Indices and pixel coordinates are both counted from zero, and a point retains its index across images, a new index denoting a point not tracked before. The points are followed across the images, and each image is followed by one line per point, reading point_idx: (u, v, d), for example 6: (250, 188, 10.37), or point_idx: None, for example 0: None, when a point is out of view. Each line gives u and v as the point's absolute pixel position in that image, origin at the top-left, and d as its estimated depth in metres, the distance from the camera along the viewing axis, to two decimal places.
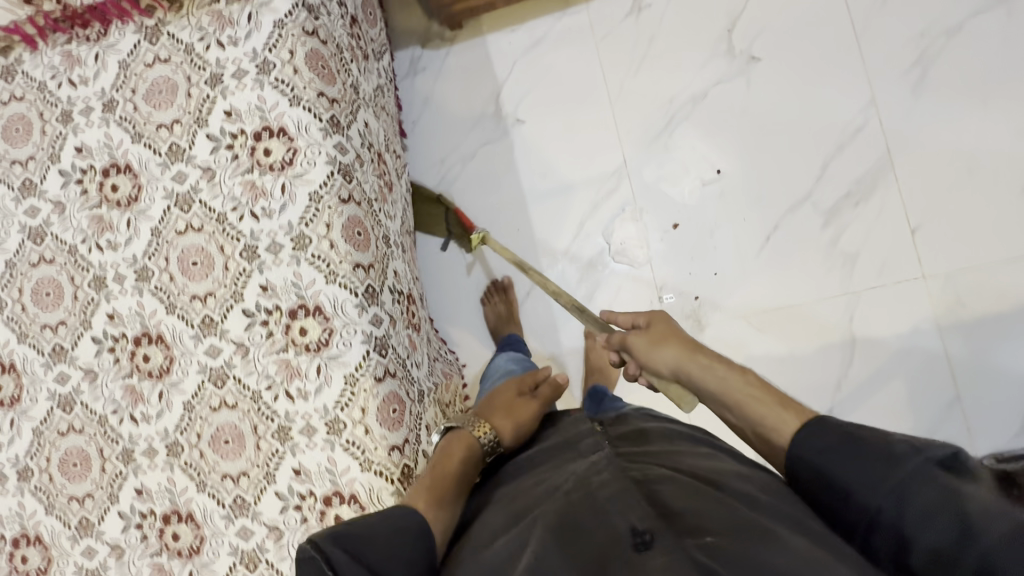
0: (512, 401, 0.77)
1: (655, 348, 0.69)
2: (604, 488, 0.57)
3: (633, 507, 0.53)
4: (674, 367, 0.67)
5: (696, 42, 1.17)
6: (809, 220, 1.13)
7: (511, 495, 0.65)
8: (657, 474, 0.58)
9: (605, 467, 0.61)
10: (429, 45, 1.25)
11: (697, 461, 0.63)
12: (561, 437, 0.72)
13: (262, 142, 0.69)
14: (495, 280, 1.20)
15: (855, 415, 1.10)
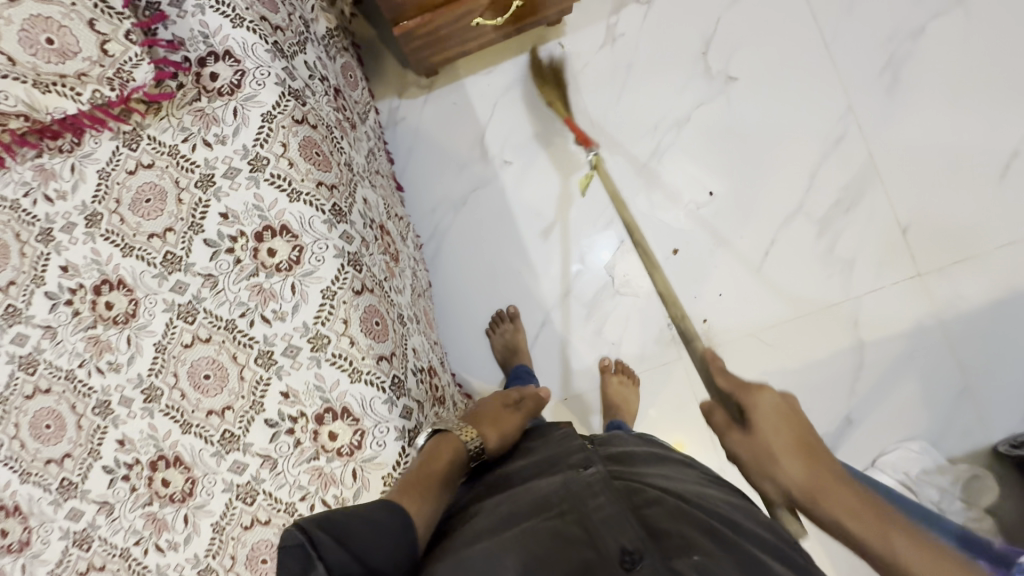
0: (497, 414, 0.73)
1: (770, 457, 0.60)
2: (601, 514, 0.53)
3: (624, 530, 0.51)
4: (792, 486, 0.58)
5: (673, 67, 1.18)
6: (805, 230, 1.15)
7: (496, 504, 0.59)
8: (647, 493, 0.56)
9: (602, 486, 0.57)
10: (406, 94, 1.23)
11: (692, 490, 0.60)
12: (549, 450, 0.66)
13: (264, 243, 0.66)
14: (501, 310, 1.17)
15: (872, 418, 1.12)
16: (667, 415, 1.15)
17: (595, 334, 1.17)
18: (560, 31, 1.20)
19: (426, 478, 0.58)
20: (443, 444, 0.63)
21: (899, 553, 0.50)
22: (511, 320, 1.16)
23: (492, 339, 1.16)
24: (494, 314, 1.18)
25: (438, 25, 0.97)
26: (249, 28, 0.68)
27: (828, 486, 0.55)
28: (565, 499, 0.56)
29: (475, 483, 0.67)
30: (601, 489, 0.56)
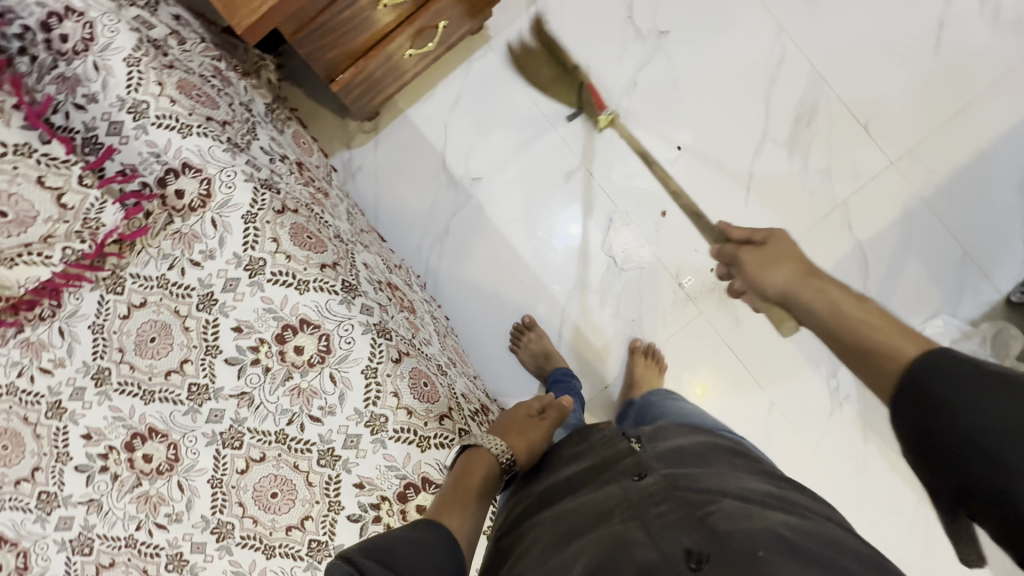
0: (523, 425, 0.73)
1: (766, 270, 0.70)
2: (662, 518, 0.55)
3: (687, 531, 0.52)
4: (782, 287, 0.68)
5: (605, 38, 1.18)
6: (777, 155, 1.17)
7: (556, 518, 0.60)
8: (707, 498, 0.56)
9: (659, 491, 0.58)
10: (354, 143, 1.20)
11: (744, 482, 0.61)
12: (597, 459, 0.66)
13: (288, 342, 0.64)
14: (518, 323, 1.17)
15: (892, 309, 1.16)
16: (707, 368, 1.17)
17: (615, 316, 1.18)
18: (485, 36, 1.20)
19: (463, 491, 0.59)
20: (473, 457, 0.62)
21: (876, 332, 0.55)
22: (531, 329, 1.15)
23: (519, 353, 1.15)
24: (512, 329, 1.17)
25: (374, 68, 0.93)
26: (199, 133, 0.65)
27: (816, 280, 0.65)
28: (627, 510, 0.57)
29: (526, 496, 0.68)
30: (663, 496, 0.57)
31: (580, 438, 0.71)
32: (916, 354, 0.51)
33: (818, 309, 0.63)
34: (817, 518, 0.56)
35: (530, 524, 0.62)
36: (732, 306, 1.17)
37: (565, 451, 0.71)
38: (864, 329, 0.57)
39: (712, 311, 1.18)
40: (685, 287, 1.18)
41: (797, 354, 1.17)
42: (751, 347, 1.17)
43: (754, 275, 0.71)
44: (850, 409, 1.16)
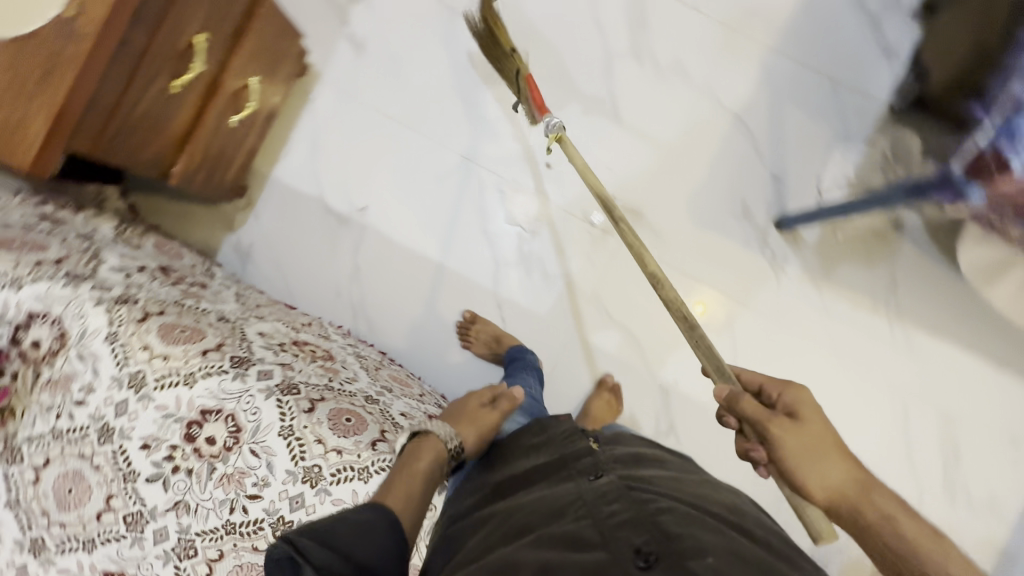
0: (472, 413, 0.81)
1: (812, 458, 0.58)
2: (614, 517, 0.56)
3: (638, 530, 0.54)
4: (832, 487, 0.56)
5: (424, 29, 1.19)
6: (626, 67, 1.19)
7: (511, 511, 0.63)
8: (659, 504, 0.59)
9: (613, 492, 0.60)
10: (235, 224, 1.19)
11: (695, 493, 0.65)
12: (552, 457, 0.71)
13: (199, 436, 0.63)
14: (460, 321, 1.17)
15: (790, 163, 1.18)
16: (648, 288, 1.19)
17: (545, 277, 1.19)
18: (314, 73, 1.20)
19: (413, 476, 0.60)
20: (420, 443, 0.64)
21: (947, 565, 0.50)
22: (473, 323, 1.16)
23: (472, 347, 1.14)
24: (457, 327, 1.17)
25: (203, 148, 0.92)
26: (34, 280, 0.64)
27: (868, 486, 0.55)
28: (580, 506, 0.59)
29: (486, 488, 0.71)
30: (615, 496, 0.60)
31: (541, 433, 0.76)
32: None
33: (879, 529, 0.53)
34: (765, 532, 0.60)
35: (486, 514, 0.65)
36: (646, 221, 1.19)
37: (525, 445, 0.76)
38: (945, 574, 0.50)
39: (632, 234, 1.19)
40: (597, 223, 1.19)
41: (725, 239, 1.19)
42: (679, 252, 1.19)
43: (794, 463, 0.58)
44: (793, 270, 1.19)
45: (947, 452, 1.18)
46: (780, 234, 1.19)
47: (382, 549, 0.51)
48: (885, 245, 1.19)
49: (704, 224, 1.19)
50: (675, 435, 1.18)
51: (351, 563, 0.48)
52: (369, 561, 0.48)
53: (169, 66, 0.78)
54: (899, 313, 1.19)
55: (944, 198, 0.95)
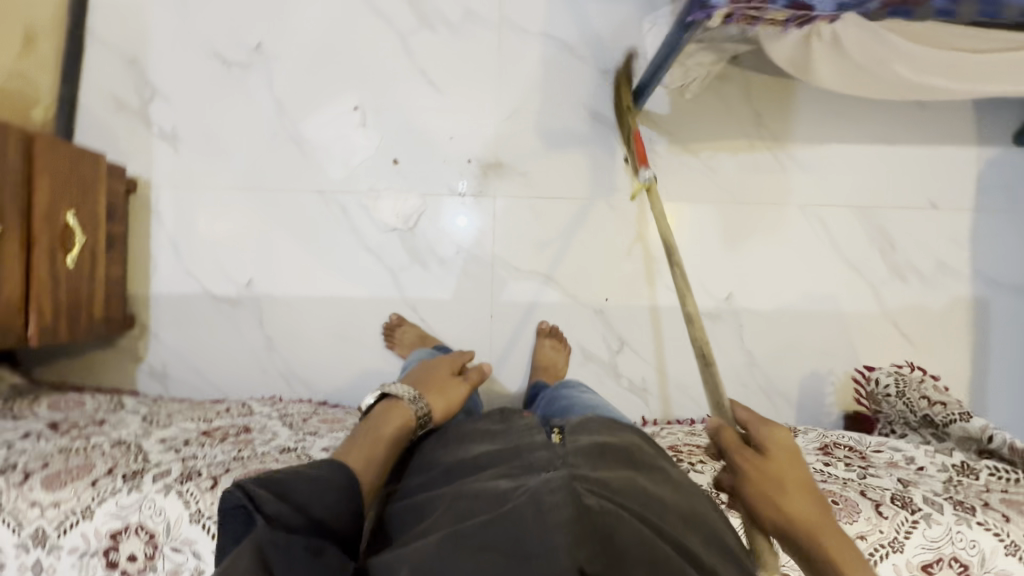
0: (444, 382, 0.86)
1: (779, 496, 0.55)
2: (555, 517, 0.50)
3: (586, 544, 0.48)
4: (784, 523, 0.54)
5: (226, 94, 1.19)
6: (424, 39, 1.19)
7: (452, 501, 0.59)
8: (609, 509, 0.53)
9: (559, 483, 0.54)
10: (140, 352, 1.18)
11: (647, 491, 0.59)
12: (511, 444, 0.69)
13: (120, 558, 0.65)
14: (386, 324, 1.17)
15: (613, 51, 1.19)
16: (540, 227, 1.18)
17: (443, 263, 1.18)
18: (145, 182, 1.19)
19: (376, 443, 0.70)
20: (391, 409, 0.75)
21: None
22: (400, 324, 1.17)
23: (398, 351, 1.15)
24: (383, 330, 1.17)
25: (50, 298, 0.92)
26: None
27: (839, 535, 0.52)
28: (523, 494, 0.55)
29: (431, 470, 0.69)
30: (560, 487, 0.54)
31: (503, 423, 0.76)
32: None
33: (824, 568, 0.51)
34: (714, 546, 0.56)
35: (426, 501, 0.62)
36: (508, 168, 1.19)
37: (475, 431, 0.75)
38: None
39: (502, 187, 1.19)
40: (465, 192, 1.18)
41: (588, 149, 1.19)
42: (552, 180, 1.19)
43: (752, 499, 0.57)
44: (662, 147, 1.19)
45: (881, 241, 1.18)
46: (635, 121, 1.18)
47: (333, 502, 0.56)
48: (733, 84, 1.18)
49: (562, 146, 1.19)
50: (628, 348, 1.18)
51: (303, 514, 0.54)
52: (321, 515, 0.55)
53: None
54: (776, 139, 1.19)
55: (695, 18, 0.76)
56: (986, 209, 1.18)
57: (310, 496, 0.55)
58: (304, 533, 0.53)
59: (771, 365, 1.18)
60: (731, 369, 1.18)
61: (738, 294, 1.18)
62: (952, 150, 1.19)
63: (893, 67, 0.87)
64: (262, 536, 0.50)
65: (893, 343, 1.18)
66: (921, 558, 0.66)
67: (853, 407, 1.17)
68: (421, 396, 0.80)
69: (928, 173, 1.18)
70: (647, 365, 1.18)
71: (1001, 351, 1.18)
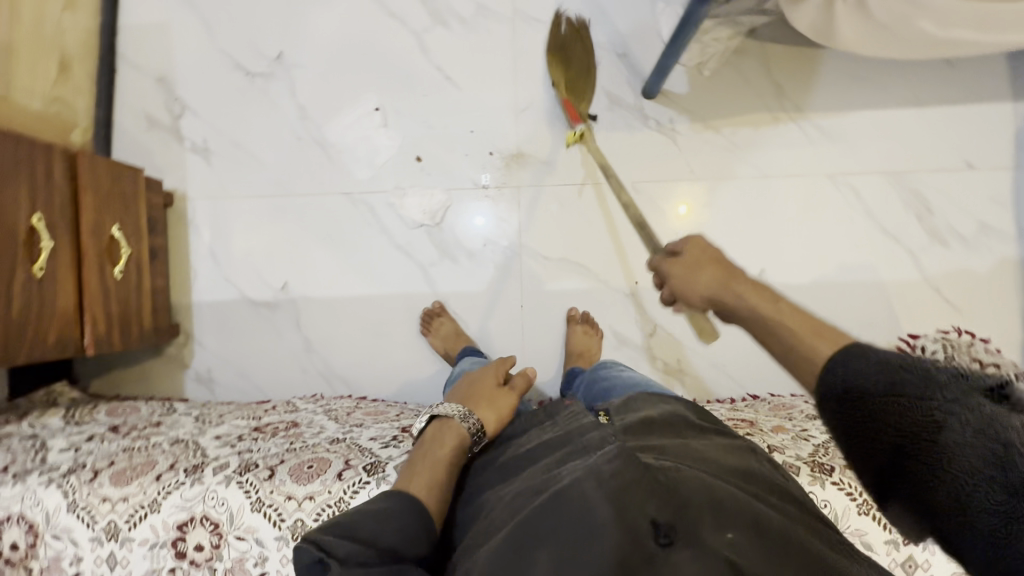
0: (491, 394, 0.80)
1: (691, 275, 0.61)
2: (618, 483, 0.53)
3: (651, 499, 0.52)
4: (705, 293, 0.59)
5: (252, 104, 1.23)
6: (440, 36, 1.20)
7: (515, 494, 0.61)
8: (667, 468, 0.55)
9: (617, 452, 0.57)
10: (185, 359, 1.22)
11: (701, 451, 0.61)
12: (563, 432, 0.69)
13: (188, 548, 0.68)
14: (427, 310, 1.19)
15: (628, 34, 1.18)
16: (565, 214, 1.19)
17: (471, 256, 1.20)
18: (181, 194, 1.23)
19: (436, 466, 0.66)
20: (445, 428, 0.71)
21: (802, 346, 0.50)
22: (443, 314, 1.19)
23: (431, 338, 1.17)
24: (423, 313, 1.19)
25: (103, 309, 0.96)
26: None
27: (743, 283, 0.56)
28: (580, 471, 0.57)
29: (489, 470, 0.71)
30: (618, 454, 0.57)
31: (549, 416, 0.76)
32: (839, 358, 0.48)
33: (738, 310, 0.56)
34: (783, 492, 0.57)
35: (492, 499, 0.64)
36: (531, 157, 1.19)
37: (523, 428, 0.76)
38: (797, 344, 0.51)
39: (525, 177, 1.19)
40: (489, 184, 1.20)
41: (608, 134, 1.19)
42: (575, 166, 1.19)
43: (677, 288, 0.63)
44: (684, 125, 1.18)
45: (916, 206, 1.15)
46: (654, 101, 1.18)
47: (404, 531, 0.57)
48: (753, 56, 1.17)
49: None
50: (661, 329, 1.17)
51: (376, 549, 0.54)
52: (394, 544, 0.55)
53: (23, 254, 0.82)
54: (800, 109, 1.17)
55: None
56: None
57: (382, 534, 0.56)
58: (382, 566, 0.53)
59: None
60: None
61: (770, 269, 1.17)
62: (988, 106, 1.15)
63: (917, 25, 0.84)
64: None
65: (935, 309, 1.15)
66: None
67: None
68: (471, 412, 0.75)
69: (963, 132, 1.15)
70: (681, 346, 1.17)
71: None
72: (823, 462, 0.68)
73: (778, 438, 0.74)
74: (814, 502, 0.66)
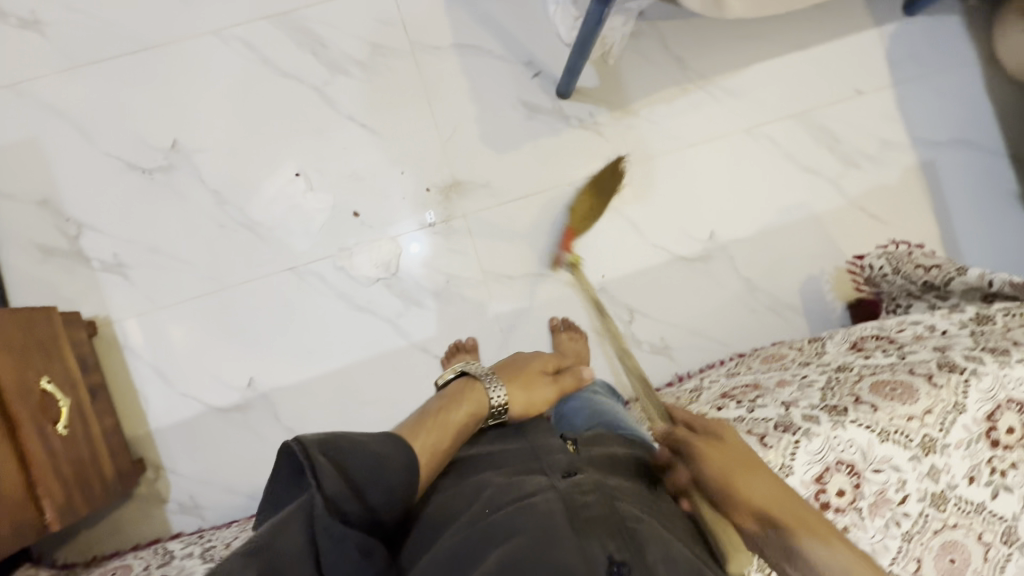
0: (534, 378, 0.84)
1: (740, 473, 0.62)
2: (587, 513, 0.59)
3: (613, 537, 0.57)
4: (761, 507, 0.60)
5: (158, 204, 1.13)
6: (341, 87, 1.16)
7: (473, 489, 0.65)
8: (628, 509, 0.62)
9: (591, 486, 0.63)
10: (163, 492, 1.11)
11: (646, 494, 0.67)
12: (532, 444, 0.73)
13: None
14: (459, 343, 1.14)
15: (527, 42, 1.19)
16: (518, 230, 1.18)
17: (437, 296, 1.17)
18: (105, 319, 1.11)
19: (445, 429, 0.69)
20: (471, 390, 0.76)
21: None
22: (469, 349, 1.13)
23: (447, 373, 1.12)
24: (452, 345, 1.14)
25: (56, 476, 0.84)
26: None
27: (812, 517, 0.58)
28: (550, 491, 0.62)
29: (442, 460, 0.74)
30: (590, 487, 0.63)
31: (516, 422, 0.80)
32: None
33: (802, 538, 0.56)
34: (700, 540, 0.64)
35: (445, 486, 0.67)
36: (468, 183, 1.18)
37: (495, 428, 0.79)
38: None
39: (468, 204, 1.18)
40: (434, 220, 1.17)
41: (537, 142, 1.19)
42: (513, 181, 1.19)
43: (709, 474, 0.63)
44: (605, 116, 1.21)
45: (825, 139, 1.25)
46: (571, 100, 1.20)
47: (391, 489, 0.57)
48: (649, 38, 1.21)
49: (511, 147, 1.19)
50: (639, 314, 1.20)
51: (360, 501, 0.54)
52: (373, 502, 0.55)
53: None
54: (703, 76, 1.23)
55: None
56: (903, 80, 1.27)
57: (372, 474, 0.56)
58: (357, 523, 0.54)
59: (770, 283, 1.23)
60: (735, 299, 1.22)
61: (718, 230, 1.23)
62: (858, 36, 1.26)
63: None
64: (319, 516, 0.51)
65: (866, 225, 1.25)
66: (984, 410, 0.70)
67: (852, 295, 1.23)
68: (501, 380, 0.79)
69: (844, 64, 1.26)
70: (660, 324, 1.21)
71: (957, 200, 1.27)
72: (836, 404, 0.72)
73: (787, 392, 0.77)
74: (839, 445, 0.68)
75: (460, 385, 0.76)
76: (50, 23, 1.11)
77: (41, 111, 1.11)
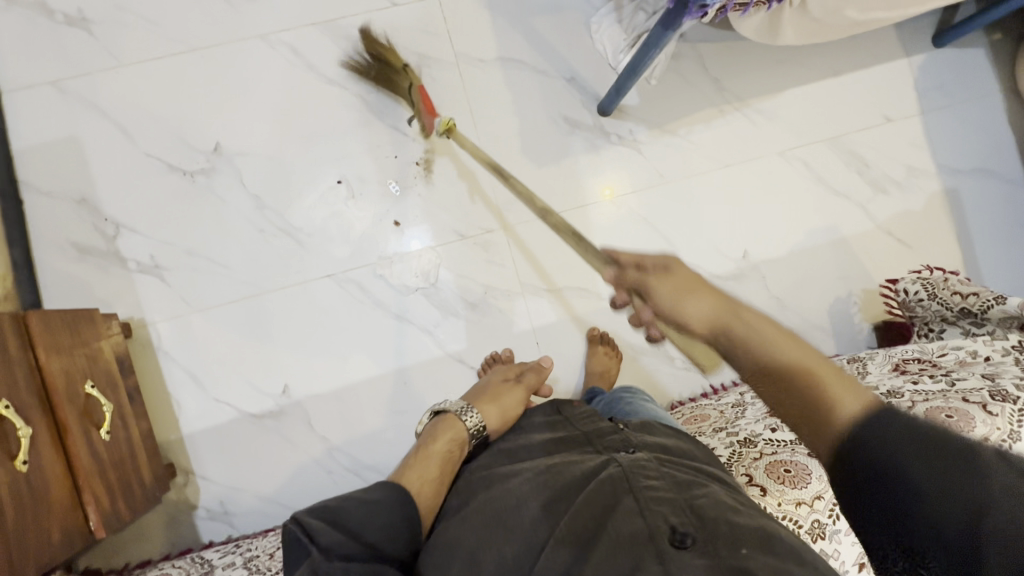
0: (499, 390, 0.88)
1: (683, 294, 0.55)
2: (652, 492, 0.60)
3: (676, 511, 0.57)
4: (706, 312, 0.52)
5: (198, 206, 1.12)
6: (385, 96, 1.16)
7: (534, 473, 0.66)
8: (695, 487, 0.62)
9: (652, 467, 0.64)
10: (192, 498, 1.10)
11: (708, 477, 0.67)
12: (583, 432, 0.75)
13: None
14: (495, 355, 1.15)
15: (570, 58, 1.21)
16: (556, 244, 1.19)
17: (473, 306, 1.17)
18: (138, 320, 1.10)
19: (431, 460, 0.72)
20: (443, 423, 0.78)
21: (842, 398, 0.45)
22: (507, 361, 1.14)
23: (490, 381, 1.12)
24: (487, 359, 1.15)
25: (100, 482, 0.84)
26: None
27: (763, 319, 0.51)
28: (615, 468, 0.64)
29: (493, 453, 0.76)
30: (652, 469, 0.64)
31: (561, 413, 0.81)
32: (864, 414, 0.44)
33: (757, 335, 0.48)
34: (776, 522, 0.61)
35: (502, 474, 0.69)
36: (508, 195, 1.19)
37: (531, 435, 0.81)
38: (836, 392, 0.45)
39: (508, 217, 1.19)
40: (474, 231, 1.18)
41: (577, 157, 1.21)
42: (553, 195, 1.20)
43: (666, 301, 0.56)
44: (644, 134, 1.23)
45: (855, 163, 1.28)
46: (611, 117, 1.22)
47: (386, 525, 0.60)
48: (689, 60, 1.24)
49: (552, 161, 1.20)
50: None
51: (360, 543, 0.57)
52: (373, 539, 0.58)
53: (2, 452, 0.69)
54: (739, 98, 1.25)
55: (686, 13, 0.84)
56: (932, 109, 1.30)
57: (365, 517, 0.59)
58: (360, 559, 0.55)
59: (800, 302, 1.25)
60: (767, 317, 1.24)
61: (752, 249, 1.25)
62: (889, 65, 1.30)
63: (844, 14, 0.95)
64: (320, 564, 0.53)
65: (892, 249, 1.28)
66: None
67: (879, 317, 1.26)
68: (471, 406, 0.82)
69: (876, 91, 1.29)
70: None
71: (980, 228, 1.31)
72: None
73: None
74: None
75: (440, 422, 0.78)
76: (96, 21, 1.11)
77: (83, 107, 1.10)
